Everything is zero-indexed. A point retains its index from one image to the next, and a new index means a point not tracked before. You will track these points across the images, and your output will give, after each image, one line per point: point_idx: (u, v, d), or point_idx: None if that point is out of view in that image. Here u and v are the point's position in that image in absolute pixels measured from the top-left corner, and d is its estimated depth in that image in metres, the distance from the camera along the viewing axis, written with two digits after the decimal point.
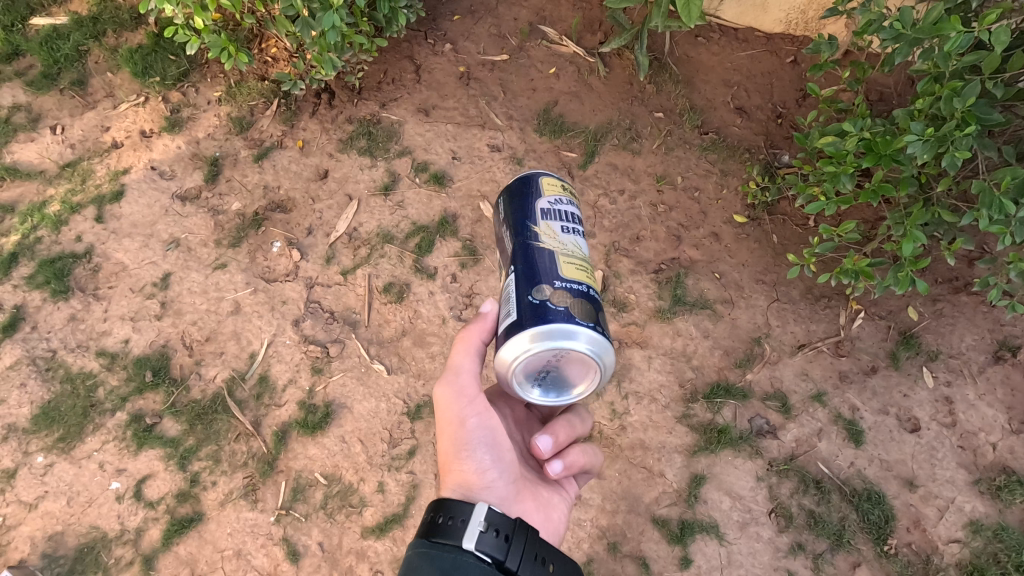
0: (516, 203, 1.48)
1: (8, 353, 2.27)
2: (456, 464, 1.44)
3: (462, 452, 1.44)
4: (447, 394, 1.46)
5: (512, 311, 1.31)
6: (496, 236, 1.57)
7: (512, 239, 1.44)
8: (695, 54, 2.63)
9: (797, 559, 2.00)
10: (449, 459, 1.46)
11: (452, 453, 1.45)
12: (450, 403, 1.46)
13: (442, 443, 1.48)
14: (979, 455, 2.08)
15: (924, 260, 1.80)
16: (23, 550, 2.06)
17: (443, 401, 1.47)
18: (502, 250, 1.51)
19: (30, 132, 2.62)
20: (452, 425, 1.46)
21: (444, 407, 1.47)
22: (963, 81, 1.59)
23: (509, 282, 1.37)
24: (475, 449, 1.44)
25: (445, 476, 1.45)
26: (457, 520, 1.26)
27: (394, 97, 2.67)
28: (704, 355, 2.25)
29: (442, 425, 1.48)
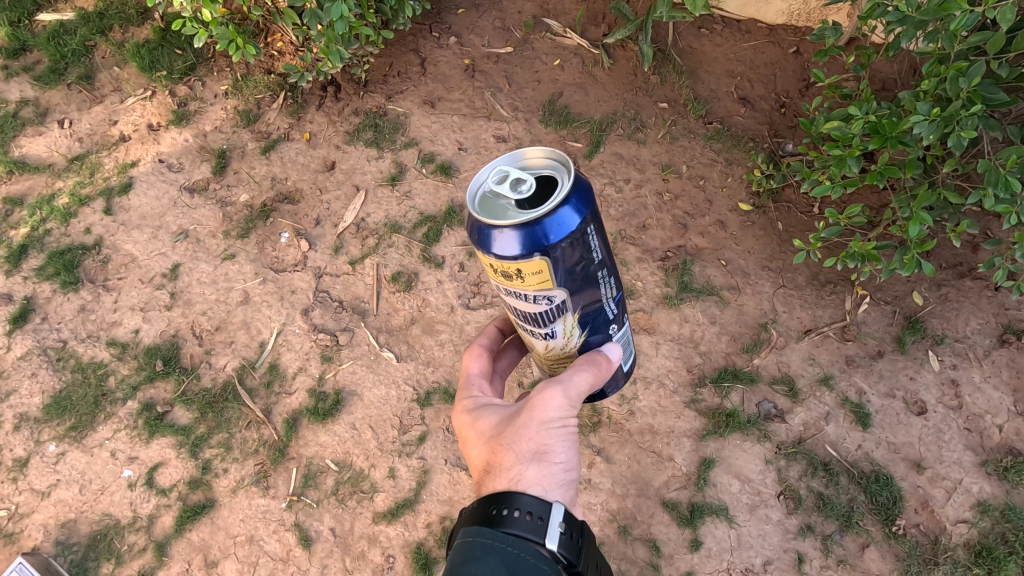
0: (605, 242, 1.19)
1: (19, 343, 2.29)
2: (544, 463, 1.28)
3: (557, 454, 1.30)
4: (558, 392, 1.30)
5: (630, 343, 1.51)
6: (581, 282, 1.18)
7: (617, 287, 1.30)
8: (698, 46, 2.65)
9: (806, 541, 2.01)
10: (535, 453, 1.28)
11: (545, 450, 1.28)
12: (563, 402, 1.31)
13: (532, 436, 1.29)
14: (986, 437, 2.09)
15: (930, 242, 1.82)
16: (37, 538, 2.08)
17: (552, 399, 1.30)
18: (598, 298, 1.26)
19: (39, 126, 2.64)
20: (552, 422, 1.30)
21: (551, 402, 1.30)
22: (969, 61, 1.61)
23: (624, 329, 1.43)
24: (564, 453, 1.32)
25: (524, 470, 1.26)
26: (535, 515, 1.18)
27: (400, 89, 2.69)
28: (711, 341, 2.27)
29: (539, 418, 1.30)
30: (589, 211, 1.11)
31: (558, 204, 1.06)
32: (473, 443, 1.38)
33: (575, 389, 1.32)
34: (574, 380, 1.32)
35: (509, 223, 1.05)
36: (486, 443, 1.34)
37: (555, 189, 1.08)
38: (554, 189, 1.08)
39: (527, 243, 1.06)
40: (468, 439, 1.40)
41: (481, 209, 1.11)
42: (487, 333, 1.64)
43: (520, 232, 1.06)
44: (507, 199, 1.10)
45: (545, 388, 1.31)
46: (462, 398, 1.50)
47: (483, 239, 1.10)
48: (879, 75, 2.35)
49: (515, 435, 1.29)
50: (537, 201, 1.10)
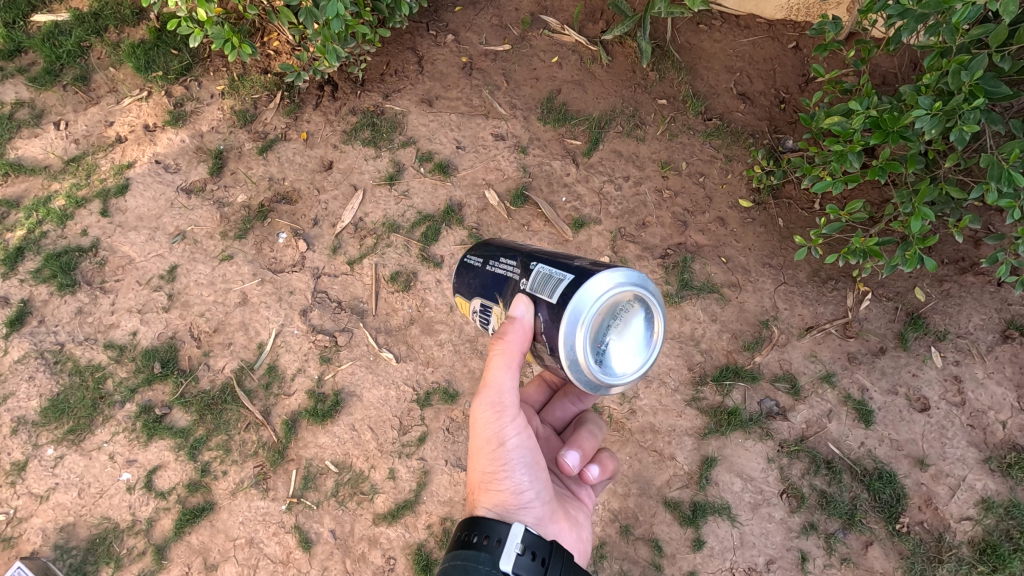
0: (490, 248, 1.50)
1: (16, 347, 2.27)
2: (493, 484, 1.42)
3: (502, 472, 1.42)
4: (482, 411, 1.44)
5: (560, 278, 1.23)
6: (480, 284, 1.49)
7: (514, 260, 1.40)
8: (697, 41, 2.63)
9: (809, 539, 2.02)
10: (484, 480, 1.44)
11: (487, 474, 1.43)
12: (489, 420, 1.43)
13: (477, 463, 1.46)
14: (989, 434, 2.08)
15: (933, 238, 1.80)
16: (35, 542, 2.07)
17: (478, 419, 1.44)
18: (499, 282, 1.42)
19: (34, 128, 2.62)
20: (488, 442, 1.44)
21: (479, 423, 1.45)
22: (971, 54, 1.59)
23: (537, 271, 1.30)
24: (512, 468, 1.42)
25: (476, 495, 1.44)
26: (492, 539, 1.28)
27: (397, 88, 2.67)
28: (712, 338, 2.25)
29: (478, 444, 1.46)
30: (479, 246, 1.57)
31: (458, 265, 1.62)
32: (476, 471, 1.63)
33: (494, 400, 1.42)
34: (491, 391, 1.41)
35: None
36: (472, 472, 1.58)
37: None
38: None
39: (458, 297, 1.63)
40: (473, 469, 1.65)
41: None
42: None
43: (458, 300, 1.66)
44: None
45: (474, 411, 1.46)
46: None
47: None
48: (880, 70, 2.33)
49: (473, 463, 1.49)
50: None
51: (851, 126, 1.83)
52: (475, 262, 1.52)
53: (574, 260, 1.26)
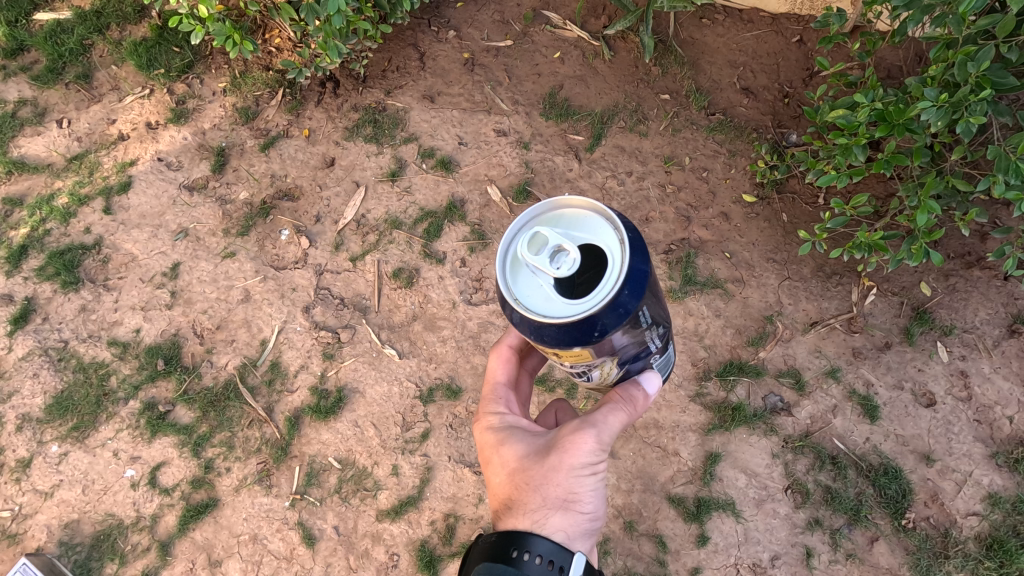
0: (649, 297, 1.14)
1: (20, 344, 2.28)
2: (571, 509, 1.33)
3: (585, 500, 1.34)
4: (591, 437, 1.32)
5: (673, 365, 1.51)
6: (624, 346, 1.18)
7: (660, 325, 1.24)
8: (700, 37, 2.61)
9: (814, 535, 2.01)
10: (563, 501, 1.32)
11: (570, 497, 1.32)
12: (597, 450, 1.33)
13: (560, 482, 1.32)
14: (996, 429, 2.06)
15: (939, 231, 1.79)
16: (40, 538, 2.09)
17: (584, 445, 1.32)
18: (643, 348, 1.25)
19: (37, 126, 2.62)
20: (583, 469, 1.33)
21: (582, 449, 1.32)
22: (978, 45, 1.58)
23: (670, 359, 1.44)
24: (593, 497, 1.36)
25: (549, 515, 1.31)
26: (557, 565, 1.24)
27: (399, 84, 2.66)
28: (715, 334, 2.24)
29: (569, 464, 1.32)
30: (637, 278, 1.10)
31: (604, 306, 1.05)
32: (499, 471, 1.42)
33: (608, 433, 1.34)
34: (607, 425, 1.33)
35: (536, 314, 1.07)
36: (511, 475, 1.39)
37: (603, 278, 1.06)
38: (608, 263, 1.07)
39: (567, 337, 1.09)
40: (492, 464, 1.44)
41: (524, 286, 1.10)
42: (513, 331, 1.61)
43: (565, 328, 1.07)
44: (543, 275, 1.06)
45: (579, 435, 1.33)
46: (488, 413, 1.52)
47: (530, 330, 1.11)
48: (885, 63, 2.31)
49: (544, 477, 1.33)
50: (583, 285, 1.08)
51: (857, 119, 1.80)
52: (642, 321, 1.16)
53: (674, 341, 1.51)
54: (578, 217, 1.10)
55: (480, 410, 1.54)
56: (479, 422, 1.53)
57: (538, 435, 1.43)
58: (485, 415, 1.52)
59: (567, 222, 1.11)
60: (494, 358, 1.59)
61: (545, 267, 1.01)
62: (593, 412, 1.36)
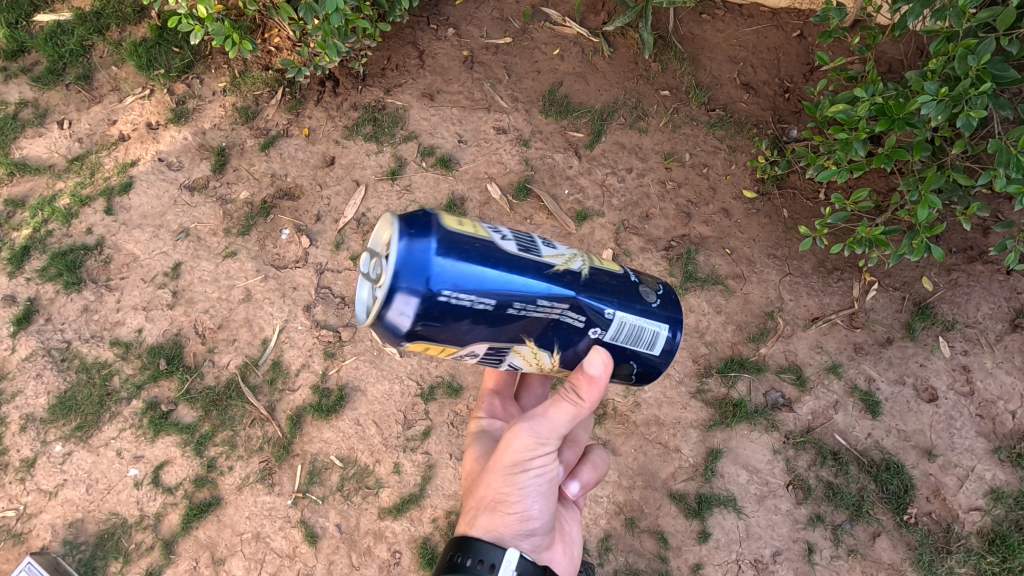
0: (497, 280, 1.09)
1: (23, 345, 2.29)
2: (502, 509, 1.35)
3: (517, 500, 1.35)
4: (522, 435, 1.30)
5: (656, 329, 1.28)
6: (499, 327, 1.13)
7: (558, 299, 1.16)
8: (699, 32, 2.59)
9: (816, 530, 2.01)
10: (494, 500, 1.36)
11: (502, 497, 1.35)
12: (524, 450, 1.31)
13: (492, 481, 1.36)
14: (998, 424, 2.06)
15: (940, 226, 1.78)
16: (45, 537, 2.10)
17: (514, 442, 1.31)
18: (552, 324, 1.19)
19: (38, 127, 2.63)
20: (512, 468, 1.33)
21: (511, 447, 1.32)
22: (978, 38, 1.57)
23: (621, 323, 1.24)
24: (528, 498, 1.35)
25: (480, 512, 1.37)
26: (486, 564, 1.28)
27: (398, 82, 2.65)
28: (716, 330, 2.24)
29: (500, 464, 1.34)
30: (460, 264, 1.07)
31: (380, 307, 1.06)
32: (470, 469, 1.54)
33: (542, 430, 1.29)
34: (543, 420, 1.30)
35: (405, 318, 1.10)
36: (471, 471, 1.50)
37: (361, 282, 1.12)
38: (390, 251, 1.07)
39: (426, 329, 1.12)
40: (470, 459, 1.58)
41: None
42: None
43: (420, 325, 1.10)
44: None
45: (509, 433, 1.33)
46: (476, 416, 1.68)
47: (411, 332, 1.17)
48: (885, 58, 2.30)
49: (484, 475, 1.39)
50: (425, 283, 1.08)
51: (857, 113, 1.80)
52: (513, 305, 1.11)
53: (647, 299, 1.28)
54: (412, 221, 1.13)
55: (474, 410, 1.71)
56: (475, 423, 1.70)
57: None
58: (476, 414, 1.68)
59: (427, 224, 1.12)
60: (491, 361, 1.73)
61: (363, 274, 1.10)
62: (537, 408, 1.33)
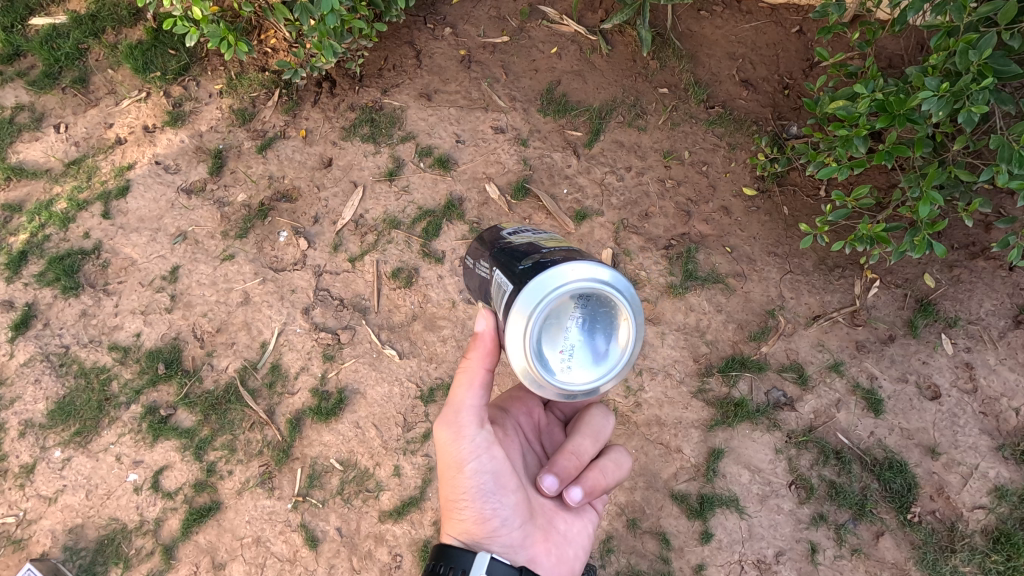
0: (481, 241, 1.50)
1: (22, 350, 2.28)
2: (459, 511, 1.40)
3: (464, 498, 1.39)
4: (441, 430, 1.40)
5: (508, 284, 1.21)
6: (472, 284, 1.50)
7: (484, 260, 1.40)
8: (698, 29, 2.57)
9: (819, 530, 2.00)
10: (452, 506, 1.43)
11: (454, 500, 1.41)
12: (449, 445, 1.39)
13: (443, 487, 1.44)
14: (1002, 421, 2.05)
15: (942, 222, 1.77)
16: (45, 543, 2.09)
17: (439, 441, 1.41)
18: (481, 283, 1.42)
19: (34, 131, 2.62)
20: (449, 467, 1.41)
21: (440, 447, 1.42)
22: (979, 32, 1.56)
23: (495, 278, 1.28)
24: (473, 494, 1.38)
25: (448, 519, 1.44)
26: (456, 570, 1.31)
27: (395, 83, 2.63)
28: (717, 329, 2.22)
29: (440, 467, 1.44)
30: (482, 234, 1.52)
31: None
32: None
33: (452, 418, 1.39)
34: (450, 408, 1.40)
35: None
36: None
37: None
38: None
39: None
40: None
41: None
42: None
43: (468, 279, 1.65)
44: None
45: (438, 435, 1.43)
46: None
47: None
48: (885, 53, 2.28)
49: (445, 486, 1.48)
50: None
51: (857, 110, 1.79)
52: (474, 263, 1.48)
53: (525, 261, 1.21)
54: None
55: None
56: None
57: None
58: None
59: None
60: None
61: None
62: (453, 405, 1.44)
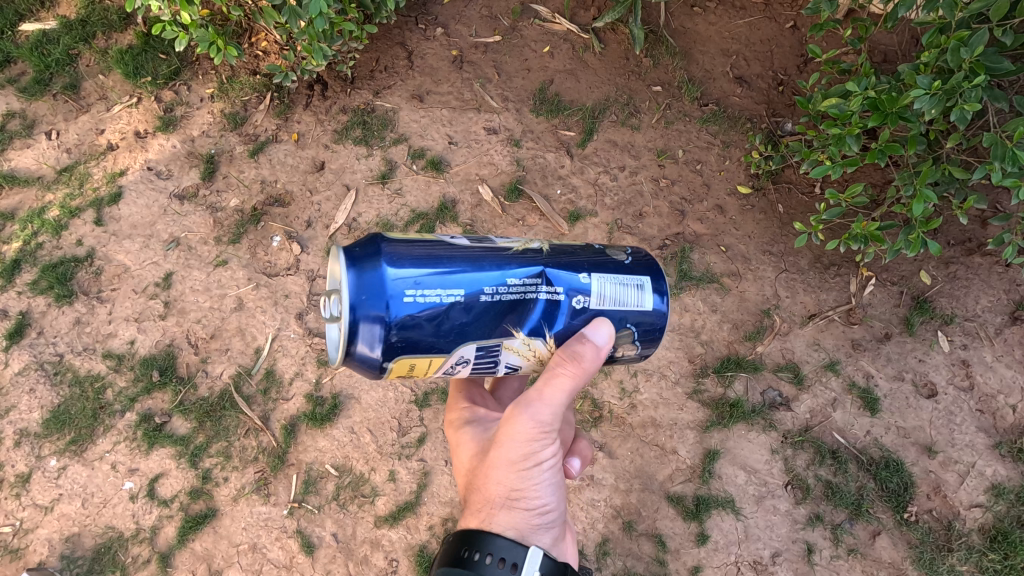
0: (460, 268, 1.12)
1: (16, 359, 2.28)
2: (517, 505, 1.30)
3: (530, 492, 1.30)
4: (526, 419, 1.25)
5: (639, 282, 1.23)
6: (488, 323, 1.13)
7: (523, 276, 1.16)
8: (691, 25, 2.55)
9: (815, 530, 2.00)
10: (506, 500, 1.30)
11: (516, 492, 1.30)
12: (533, 438, 1.26)
13: (500, 478, 1.30)
14: (999, 418, 2.04)
15: (936, 220, 1.75)
16: (42, 552, 2.10)
17: (518, 432, 1.26)
18: (536, 312, 1.17)
19: (26, 139, 2.61)
20: (524, 460, 1.28)
21: (518, 439, 1.27)
22: (971, 29, 1.55)
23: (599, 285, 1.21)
24: (541, 488, 1.31)
25: (494, 513, 1.30)
26: (508, 563, 1.20)
27: (387, 84, 2.62)
28: (712, 330, 2.21)
29: (507, 457, 1.29)
30: (412, 272, 1.08)
31: (346, 343, 1.06)
32: (461, 470, 1.46)
33: (543, 412, 1.25)
34: (542, 403, 1.24)
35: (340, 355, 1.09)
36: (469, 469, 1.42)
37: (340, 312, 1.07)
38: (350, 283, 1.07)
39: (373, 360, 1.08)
40: (459, 458, 1.49)
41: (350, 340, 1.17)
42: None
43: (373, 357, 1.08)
44: None
45: (511, 423, 1.27)
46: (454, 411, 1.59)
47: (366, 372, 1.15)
48: (880, 48, 2.26)
49: (487, 474, 1.33)
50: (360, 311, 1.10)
51: (850, 108, 1.77)
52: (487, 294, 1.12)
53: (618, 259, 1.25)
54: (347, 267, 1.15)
55: (448, 409, 1.61)
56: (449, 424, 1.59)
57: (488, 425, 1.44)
58: (451, 414, 1.59)
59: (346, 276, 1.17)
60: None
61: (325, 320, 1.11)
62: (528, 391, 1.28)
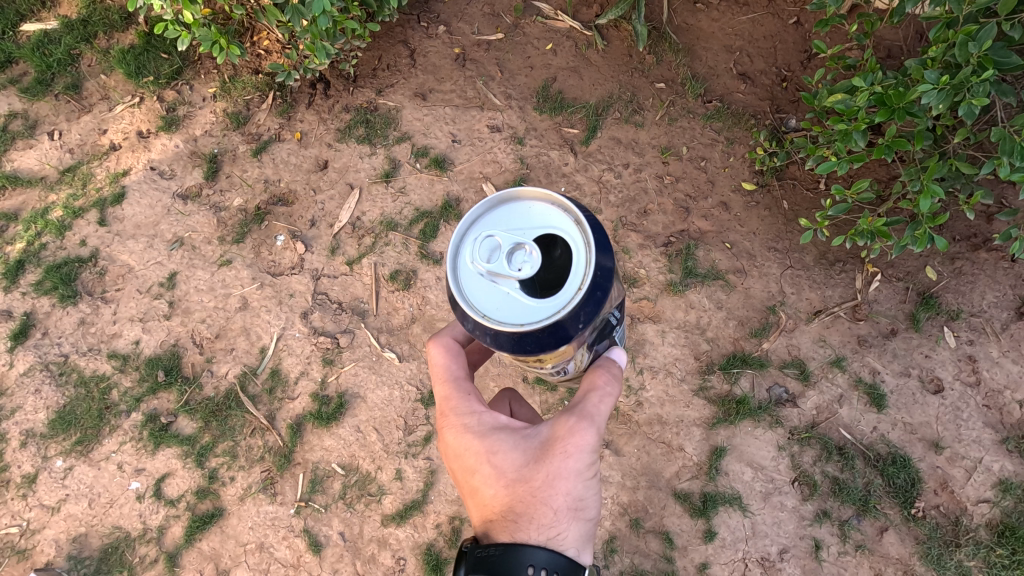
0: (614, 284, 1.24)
1: (21, 360, 2.28)
2: (575, 516, 1.30)
3: (587, 502, 1.32)
4: (591, 432, 1.29)
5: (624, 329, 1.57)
6: (599, 336, 1.27)
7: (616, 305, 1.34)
8: (694, 22, 2.54)
9: (822, 526, 2.00)
10: (570, 511, 1.29)
11: (578, 503, 1.30)
12: (595, 449, 1.30)
13: (566, 491, 1.28)
14: (1006, 414, 2.03)
15: (943, 216, 1.74)
16: (49, 553, 2.10)
17: (583, 444, 1.28)
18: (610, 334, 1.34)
19: (29, 139, 2.60)
20: (587, 471, 1.30)
21: (584, 451, 1.29)
22: (978, 24, 1.53)
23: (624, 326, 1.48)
24: (593, 497, 1.34)
25: (558, 526, 1.28)
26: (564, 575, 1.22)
27: (389, 83, 2.61)
28: (717, 327, 2.21)
29: (573, 469, 1.28)
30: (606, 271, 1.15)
31: (558, 318, 1.05)
32: (488, 484, 1.33)
33: (601, 424, 1.31)
34: (600, 416, 1.31)
35: (529, 321, 1.05)
36: (509, 486, 1.31)
37: (564, 285, 1.07)
38: (573, 260, 1.08)
39: (551, 341, 1.09)
40: (483, 473, 1.34)
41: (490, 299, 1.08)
42: (452, 327, 1.53)
43: (543, 332, 1.07)
44: (504, 281, 1.07)
45: (575, 436, 1.28)
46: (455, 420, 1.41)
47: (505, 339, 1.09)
48: (884, 43, 2.25)
49: (548, 489, 1.28)
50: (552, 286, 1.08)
51: (856, 104, 1.76)
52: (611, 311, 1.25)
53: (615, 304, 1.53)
54: (522, 211, 1.12)
55: (445, 411, 1.42)
56: (451, 433, 1.41)
57: (522, 434, 1.36)
58: (456, 416, 1.40)
59: (521, 221, 1.11)
60: (435, 350, 1.48)
61: (508, 271, 1.04)
62: (584, 404, 1.31)
